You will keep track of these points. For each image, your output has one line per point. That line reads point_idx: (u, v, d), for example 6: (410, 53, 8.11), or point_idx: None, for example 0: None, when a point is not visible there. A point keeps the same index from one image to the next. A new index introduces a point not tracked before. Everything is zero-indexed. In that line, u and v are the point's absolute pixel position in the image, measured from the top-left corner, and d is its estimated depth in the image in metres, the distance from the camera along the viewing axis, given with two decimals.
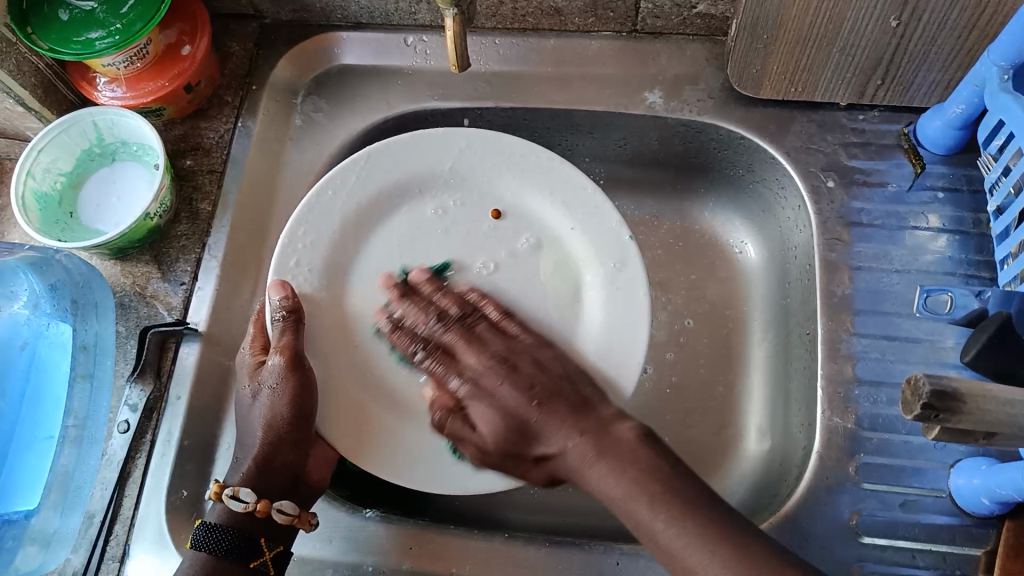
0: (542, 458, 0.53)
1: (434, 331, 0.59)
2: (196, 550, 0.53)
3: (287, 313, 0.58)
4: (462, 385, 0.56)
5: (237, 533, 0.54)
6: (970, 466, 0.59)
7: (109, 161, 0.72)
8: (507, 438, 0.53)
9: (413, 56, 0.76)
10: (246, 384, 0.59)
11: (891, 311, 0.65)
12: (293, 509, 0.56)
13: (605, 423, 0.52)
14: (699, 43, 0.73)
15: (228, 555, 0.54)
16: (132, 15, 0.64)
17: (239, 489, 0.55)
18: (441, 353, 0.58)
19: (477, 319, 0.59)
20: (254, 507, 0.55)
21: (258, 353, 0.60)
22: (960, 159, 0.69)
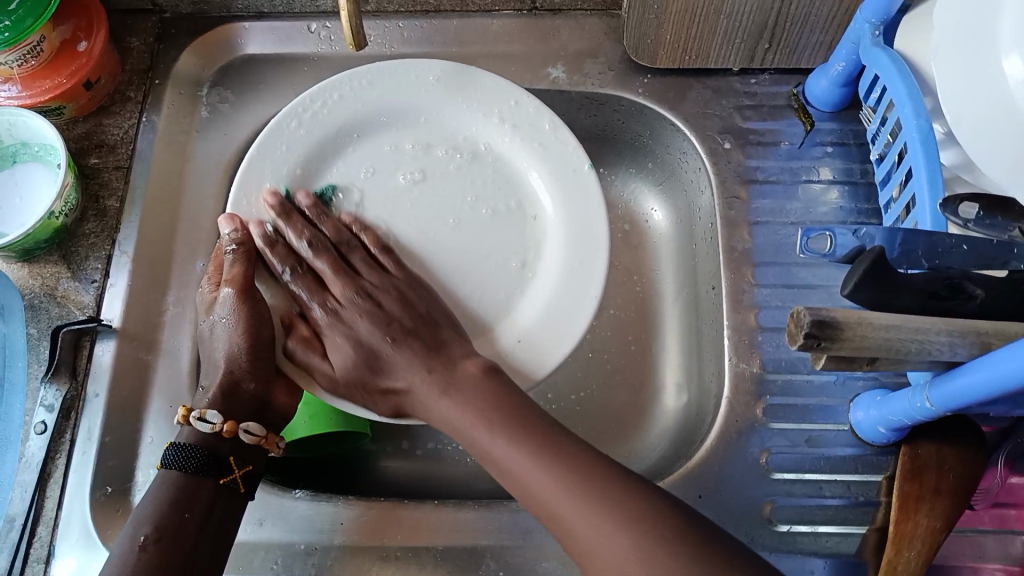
0: (388, 392, 0.56)
1: (241, 257, 0.59)
2: (168, 471, 0.53)
3: (237, 245, 0.59)
4: (322, 313, 0.59)
5: (207, 454, 0.54)
6: (866, 399, 0.63)
7: (11, 163, 0.70)
8: (358, 364, 0.56)
9: (317, 43, 0.76)
10: (204, 316, 0.58)
11: (789, 261, 0.69)
12: (259, 429, 0.56)
13: (451, 354, 0.57)
14: (597, 18, 0.76)
15: (200, 473, 0.53)
16: (21, 10, 0.63)
17: (205, 410, 0.54)
18: (314, 282, 0.60)
19: (351, 249, 0.62)
20: (221, 429, 0.54)
21: (213, 290, 0.60)
22: (846, 115, 0.73)
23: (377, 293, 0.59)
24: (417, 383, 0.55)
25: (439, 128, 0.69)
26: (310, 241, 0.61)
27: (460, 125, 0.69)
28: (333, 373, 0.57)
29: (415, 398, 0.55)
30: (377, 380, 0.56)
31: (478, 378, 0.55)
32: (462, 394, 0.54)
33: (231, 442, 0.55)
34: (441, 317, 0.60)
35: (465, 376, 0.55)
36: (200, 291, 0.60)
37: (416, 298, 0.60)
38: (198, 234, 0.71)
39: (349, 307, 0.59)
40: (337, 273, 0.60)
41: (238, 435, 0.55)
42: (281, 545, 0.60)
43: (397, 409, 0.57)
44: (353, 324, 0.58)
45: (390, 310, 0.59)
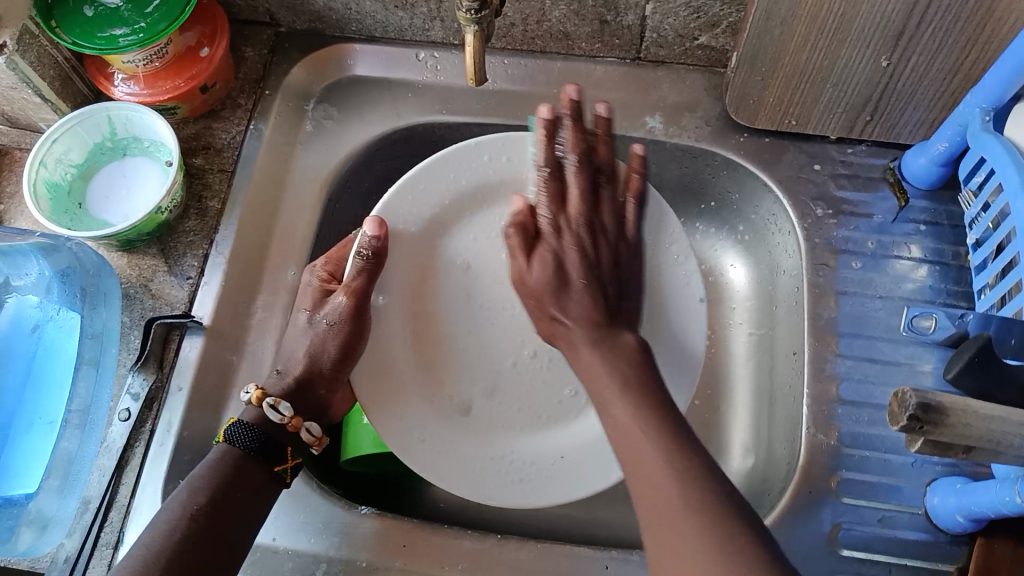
0: (556, 319, 0.56)
1: (550, 182, 0.58)
2: (229, 445, 0.57)
3: (370, 255, 0.59)
4: (549, 222, 0.58)
5: (267, 438, 0.58)
6: (944, 486, 0.62)
7: (121, 155, 0.73)
8: (594, 316, 0.55)
9: (423, 71, 0.78)
10: (307, 307, 0.62)
11: (873, 335, 0.68)
12: (318, 432, 0.60)
13: (617, 326, 0.55)
14: (698, 73, 0.77)
15: (257, 454, 0.57)
16: (156, 15, 0.66)
17: (279, 401, 0.58)
18: (558, 192, 0.59)
19: (591, 232, 0.58)
20: (288, 422, 0.59)
21: (324, 279, 0.64)
22: (941, 195, 0.72)
23: (596, 232, 0.58)
24: (579, 354, 0.54)
25: None
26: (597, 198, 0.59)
27: None
28: (529, 275, 0.57)
29: (564, 336, 0.56)
30: (563, 305, 0.56)
31: (633, 349, 0.53)
32: (588, 362, 0.53)
33: (291, 436, 0.59)
34: (630, 299, 0.57)
35: (624, 346, 0.53)
36: (309, 276, 0.64)
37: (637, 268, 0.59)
38: (291, 242, 0.73)
39: (572, 228, 0.58)
40: (582, 201, 0.58)
41: (297, 432, 0.59)
42: (342, 560, 0.61)
43: (552, 334, 0.57)
44: (560, 246, 0.57)
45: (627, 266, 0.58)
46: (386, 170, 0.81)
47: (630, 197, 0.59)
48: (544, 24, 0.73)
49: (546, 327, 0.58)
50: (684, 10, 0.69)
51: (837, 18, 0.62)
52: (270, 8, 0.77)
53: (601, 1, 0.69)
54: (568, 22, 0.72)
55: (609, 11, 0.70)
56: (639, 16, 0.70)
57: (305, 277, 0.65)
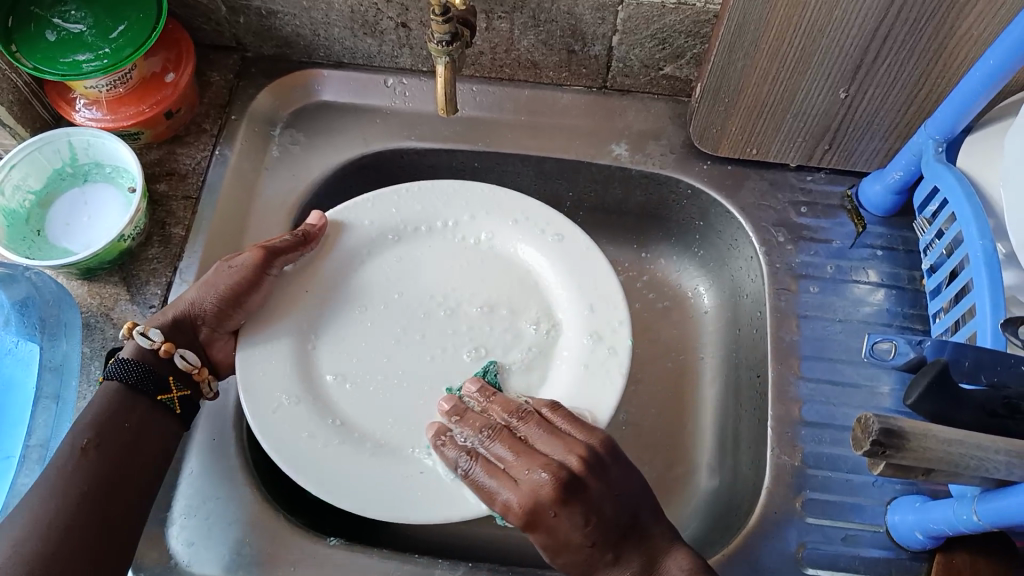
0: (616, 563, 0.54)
1: (527, 438, 0.56)
2: (108, 380, 0.60)
3: (298, 235, 0.65)
4: (517, 489, 0.52)
5: (146, 369, 0.60)
6: (905, 503, 0.63)
7: (81, 181, 0.72)
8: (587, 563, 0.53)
9: (391, 97, 0.79)
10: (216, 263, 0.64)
11: (834, 357, 0.70)
12: (195, 360, 0.62)
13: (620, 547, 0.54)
14: (663, 102, 0.78)
15: (137, 385, 0.59)
16: (121, 40, 0.65)
17: (149, 329, 0.61)
18: (510, 440, 0.55)
19: (525, 421, 0.57)
20: (160, 347, 0.60)
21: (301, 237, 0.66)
22: (896, 221, 0.75)
23: (565, 468, 0.53)
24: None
25: (493, 254, 0.71)
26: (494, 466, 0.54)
27: (512, 258, 0.70)
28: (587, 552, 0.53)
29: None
30: (557, 526, 0.52)
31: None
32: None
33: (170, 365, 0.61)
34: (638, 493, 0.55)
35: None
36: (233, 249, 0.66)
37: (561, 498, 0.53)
38: None
39: (559, 467, 0.53)
40: (515, 455, 0.54)
41: (173, 357, 0.61)
42: None
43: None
44: (552, 513, 0.52)
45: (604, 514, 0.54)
46: (353, 196, 0.81)
47: (596, 468, 0.54)
48: (512, 53, 0.74)
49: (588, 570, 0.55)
50: (650, 42, 0.70)
51: (797, 52, 0.64)
52: (237, 33, 0.76)
53: (568, 32, 0.70)
54: (535, 51, 0.73)
55: (576, 41, 0.71)
56: (606, 47, 0.71)
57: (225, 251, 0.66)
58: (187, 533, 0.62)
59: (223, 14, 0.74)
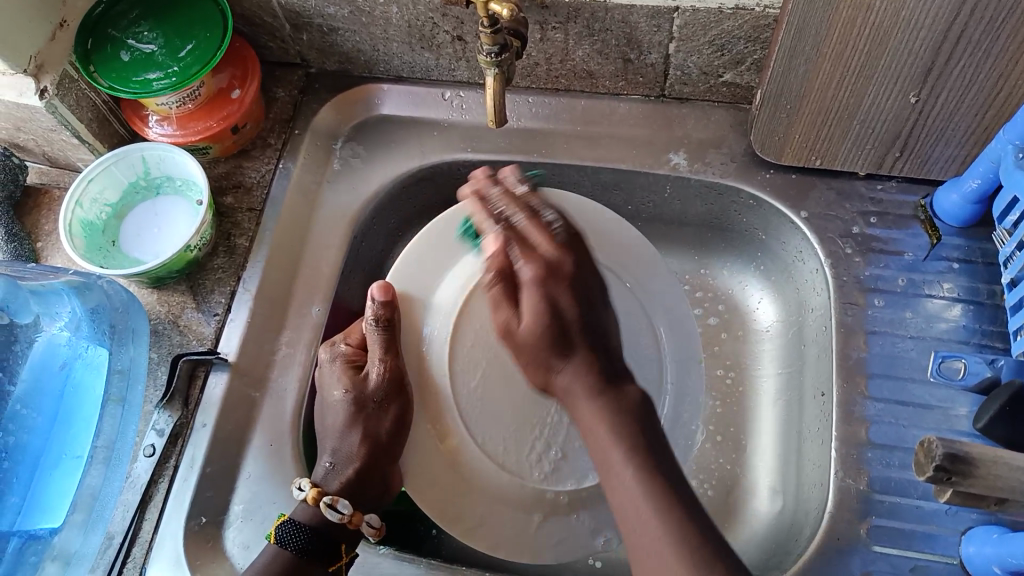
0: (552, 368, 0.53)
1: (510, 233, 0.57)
2: (280, 546, 0.58)
3: (383, 323, 0.63)
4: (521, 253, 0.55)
5: (324, 538, 0.59)
6: (980, 534, 0.60)
7: (154, 193, 0.75)
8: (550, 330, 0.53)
9: (449, 110, 0.79)
10: (338, 387, 0.65)
11: (905, 376, 0.66)
12: (377, 522, 0.62)
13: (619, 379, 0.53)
14: (723, 110, 0.76)
15: (312, 557, 0.58)
16: (189, 59, 0.68)
17: (337, 500, 0.60)
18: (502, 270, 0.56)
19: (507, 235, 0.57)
20: (348, 519, 0.60)
21: (354, 351, 0.67)
22: (976, 232, 0.71)
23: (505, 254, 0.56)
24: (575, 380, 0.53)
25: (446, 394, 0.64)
26: (560, 215, 0.59)
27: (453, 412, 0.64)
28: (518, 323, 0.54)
29: (565, 385, 0.53)
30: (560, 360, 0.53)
31: None
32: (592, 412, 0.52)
33: (349, 531, 0.61)
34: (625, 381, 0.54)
35: None
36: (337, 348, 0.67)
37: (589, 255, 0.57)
38: (317, 279, 0.74)
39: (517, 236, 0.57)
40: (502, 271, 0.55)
41: (359, 527, 0.61)
42: None
43: (547, 384, 0.54)
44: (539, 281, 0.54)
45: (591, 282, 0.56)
46: (413, 209, 0.82)
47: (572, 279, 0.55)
48: (568, 62, 0.73)
49: (539, 378, 0.54)
50: (707, 48, 0.69)
51: (862, 56, 0.61)
52: (300, 50, 0.78)
53: (624, 40, 0.69)
54: (591, 61, 0.72)
55: (632, 49, 0.70)
56: (663, 55, 0.70)
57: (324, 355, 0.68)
58: (243, 536, 0.64)
59: (287, 31, 0.76)
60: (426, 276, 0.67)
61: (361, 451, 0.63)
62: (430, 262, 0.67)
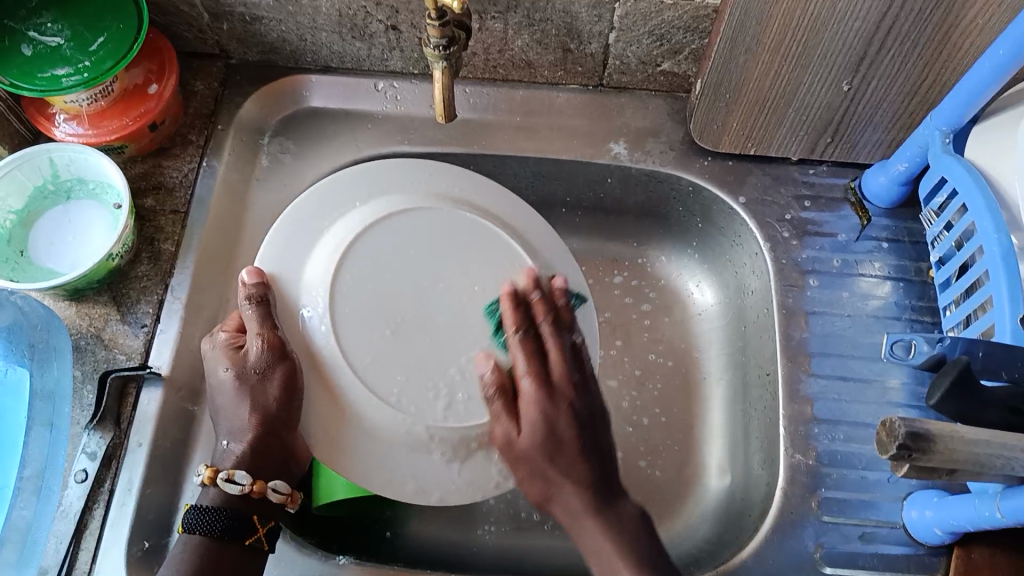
0: (550, 480, 0.52)
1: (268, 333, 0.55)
2: (190, 534, 0.54)
3: (257, 302, 0.56)
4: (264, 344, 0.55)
5: (233, 514, 0.55)
6: (921, 498, 0.63)
7: (64, 198, 0.69)
8: (545, 441, 0.52)
9: (384, 102, 0.76)
10: (229, 366, 0.57)
11: (844, 353, 0.69)
12: (286, 488, 0.57)
13: (615, 500, 0.53)
14: (660, 99, 0.77)
15: (226, 534, 0.54)
16: (102, 52, 0.63)
17: (234, 472, 0.56)
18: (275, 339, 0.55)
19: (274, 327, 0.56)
20: (250, 489, 0.56)
21: (233, 335, 0.59)
22: (900, 213, 0.74)
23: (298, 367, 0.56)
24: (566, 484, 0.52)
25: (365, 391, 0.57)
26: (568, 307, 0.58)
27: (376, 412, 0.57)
28: (518, 437, 0.52)
29: (560, 497, 0.52)
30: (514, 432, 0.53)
31: None
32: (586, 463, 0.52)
33: (257, 501, 0.57)
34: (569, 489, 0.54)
35: None
36: (217, 334, 0.59)
37: (597, 415, 0.55)
38: None
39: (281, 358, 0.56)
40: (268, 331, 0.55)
41: (265, 495, 0.56)
42: None
43: (544, 499, 0.53)
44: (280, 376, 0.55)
45: (599, 429, 0.55)
46: None
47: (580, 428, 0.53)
48: (507, 53, 0.72)
49: (536, 493, 0.53)
50: (647, 38, 0.69)
51: (800, 45, 0.62)
52: (220, 40, 0.74)
53: (564, 30, 0.68)
54: (530, 51, 0.71)
55: (573, 39, 0.69)
56: (602, 44, 0.70)
57: (207, 345, 0.59)
58: None
59: (205, 21, 0.71)
60: (298, 246, 0.60)
61: (254, 420, 0.56)
62: (297, 238, 0.60)
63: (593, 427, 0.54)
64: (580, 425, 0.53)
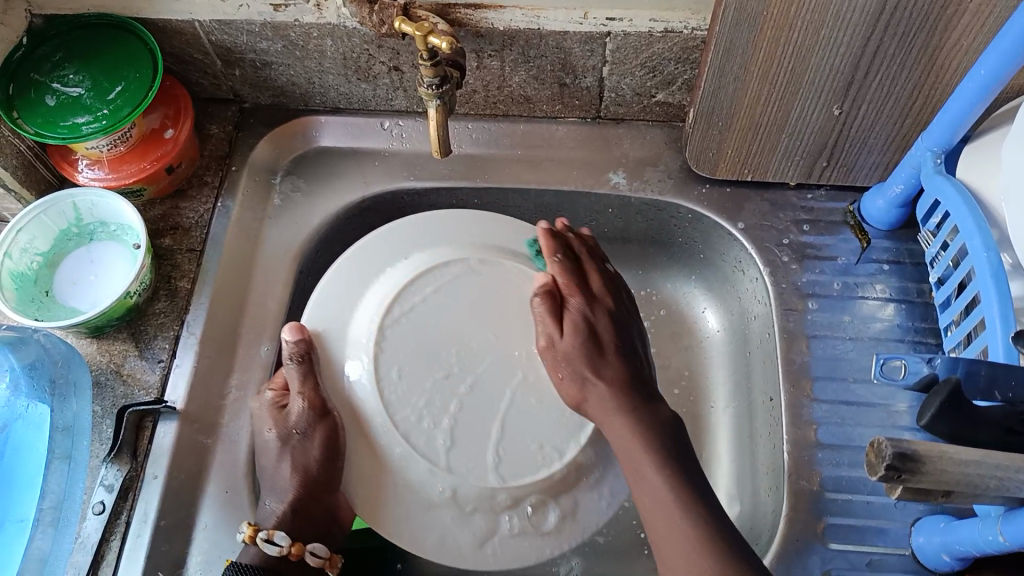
0: (580, 403, 0.61)
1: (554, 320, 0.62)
2: None
3: (300, 359, 0.61)
4: (574, 315, 0.63)
5: (269, 574, 0.59)
6: (928, 524, 0.62)
7: (87, 240, 0.73)
8: (589, 348, 0.62)
9: (390, 139, 0.79)
10: (269, 427, 0.64)
11: (848, 378, 0.69)
12: (324, 552, 0.61)
13: (653, 399, 0.61)
14: (658, 128, 0.79)
15: None
16: (119, 101, 0.66)
17: (274, 533, 0.59)
18: (553, 312, 0.63)
19: (575, 296, 0.65)
20: (289, 551, 0.59)
21: (278, 394, 0.65)
22: (901, 234, 0.74)
23: (581, 326, 0.63)
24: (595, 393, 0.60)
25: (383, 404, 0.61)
26: (603, 298, 0.66)
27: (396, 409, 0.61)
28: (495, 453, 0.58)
29: (595, 407, 0.60)
30: (599, 369, 0.61)
31: None
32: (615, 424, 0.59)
33: (296, 562, 0.60)
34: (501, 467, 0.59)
35: None
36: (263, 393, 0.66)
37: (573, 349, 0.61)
38: (264, 317, 0.73)
39: (569, 335, 0.62)
40: (570, 317, 0.63)
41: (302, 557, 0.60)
42: None
43: (514, 502, 0.59)
44: (592, 317, 0.64)
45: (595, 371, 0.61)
46: (358, 238, 0.82)
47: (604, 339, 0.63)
48: (505, 89, 0.74)
49: (571, 396, 0.61)
50: (640, 70, 0.71)
51: (786, 73, 0.64)
52: (233, 85, 0.77)
53: (559, 66, 0.70)
54: (528, 86, 0.74)
55: (567, 74, 0.72)
56: (597, 78, 0.72)
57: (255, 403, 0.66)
58: None
59: (219, 68, 0.75)
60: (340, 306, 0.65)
61: (294, 480, 0.61)
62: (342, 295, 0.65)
63: (626, 328, 0.66)
64: (614, 326, 0.65)
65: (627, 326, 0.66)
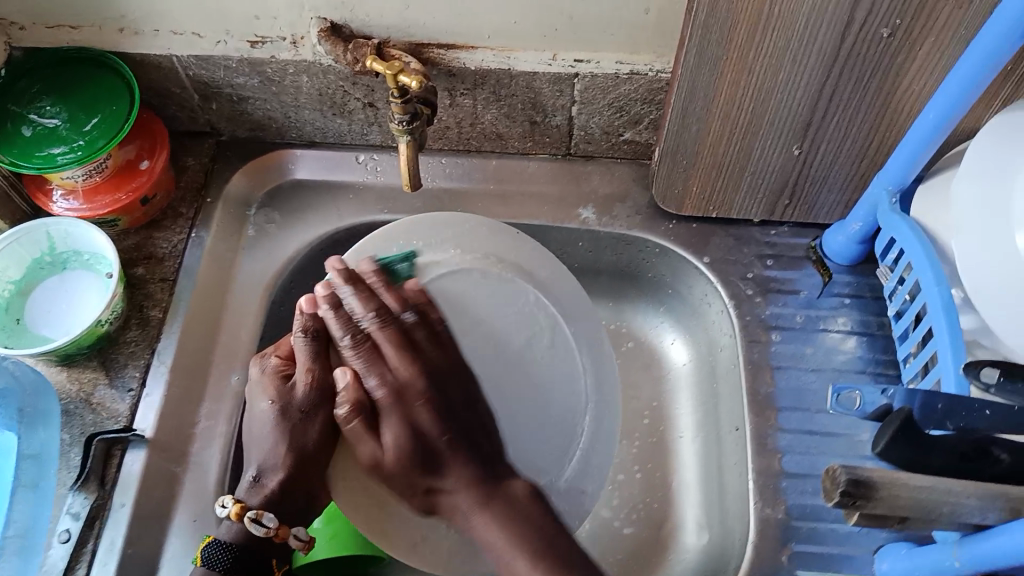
0: (432, 491, 0.57)
1: (365, 352, 0.59)
2: (206, 568, 0.56)
3: (351, 333, 0.58)
4: (381, 390, 0.58)
5: (250, 552, 0.58)
6: (892, 550, 0.64)
7: (60, 269, 0.73)
8: (414, 456, 0.56)
9: (364, 173, 0.81)
10: (268, 398, 0.60)
11: (811, 408, 0.70)
12: (306, 535, 0.59)
13: (502, 478, 0.57)
14: (626, 165, 0.81)
15: (239, 572, 0.57)
16: (95, 133, 0.67)
17: (263, 514, 0.56)
18: (370, 350, 0.59)
19: (416, 325, 0.61)
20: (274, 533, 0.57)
21: (284, 363, 0.62)
22: (862, 269, 0.76)
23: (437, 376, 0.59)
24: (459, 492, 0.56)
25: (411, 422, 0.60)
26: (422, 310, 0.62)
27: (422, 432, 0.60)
28: (383, 456, 0.57)
29: (450, 503, 0.56)
30: (435, 475, 0.57)
31: None
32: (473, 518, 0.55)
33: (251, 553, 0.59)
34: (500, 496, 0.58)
35: None
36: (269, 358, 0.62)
37: (454, 348, 0.62)
38: (235, 346, 0.73)
39: (418, 387, 0.58)
40: (399, 350, 0.59)
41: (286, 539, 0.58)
42: None
43: (429, 506, 0.58)
44: (414, 409, 0.57)
45: (455, 392, 0.60)
46: None
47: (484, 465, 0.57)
48: (477, 126, 0.76)
49: (421, 502, 0.58)
50: (608, 109, 0.73)
51: (748, 113, 0.66)
52: (210, 119, 0.79)
53: (529, 104, 0.73)
54: (499, 124, 0.75)
55: (537, 112, 0.74)
56: (566, 117, 0.74)
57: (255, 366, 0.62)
58: None
59: (196, 102, 0.76)
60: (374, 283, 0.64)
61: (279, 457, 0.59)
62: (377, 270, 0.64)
63: (465, 398, 0.60)
64: (440, 412, 0.58)
65: (464, 397, 0.60)
